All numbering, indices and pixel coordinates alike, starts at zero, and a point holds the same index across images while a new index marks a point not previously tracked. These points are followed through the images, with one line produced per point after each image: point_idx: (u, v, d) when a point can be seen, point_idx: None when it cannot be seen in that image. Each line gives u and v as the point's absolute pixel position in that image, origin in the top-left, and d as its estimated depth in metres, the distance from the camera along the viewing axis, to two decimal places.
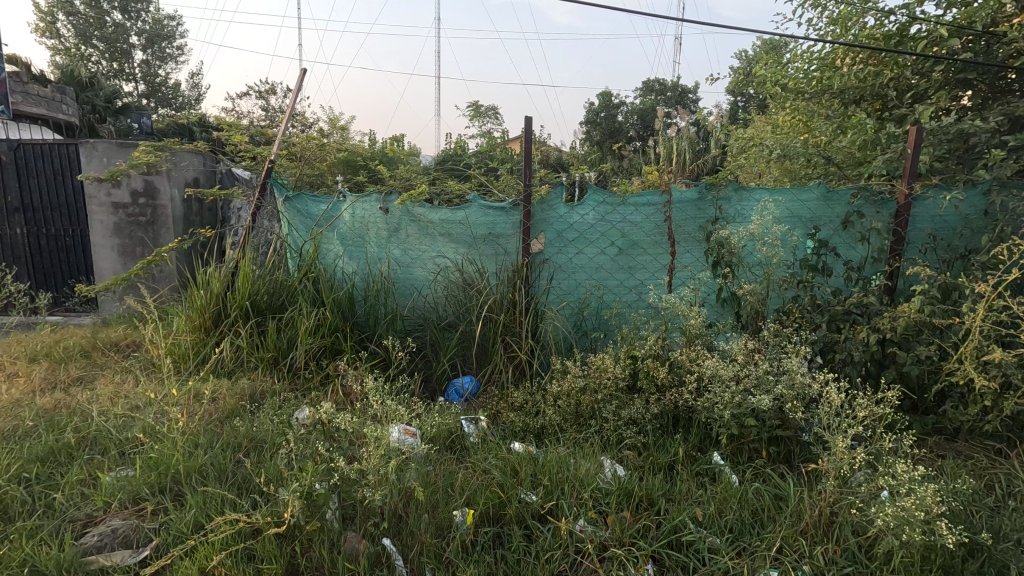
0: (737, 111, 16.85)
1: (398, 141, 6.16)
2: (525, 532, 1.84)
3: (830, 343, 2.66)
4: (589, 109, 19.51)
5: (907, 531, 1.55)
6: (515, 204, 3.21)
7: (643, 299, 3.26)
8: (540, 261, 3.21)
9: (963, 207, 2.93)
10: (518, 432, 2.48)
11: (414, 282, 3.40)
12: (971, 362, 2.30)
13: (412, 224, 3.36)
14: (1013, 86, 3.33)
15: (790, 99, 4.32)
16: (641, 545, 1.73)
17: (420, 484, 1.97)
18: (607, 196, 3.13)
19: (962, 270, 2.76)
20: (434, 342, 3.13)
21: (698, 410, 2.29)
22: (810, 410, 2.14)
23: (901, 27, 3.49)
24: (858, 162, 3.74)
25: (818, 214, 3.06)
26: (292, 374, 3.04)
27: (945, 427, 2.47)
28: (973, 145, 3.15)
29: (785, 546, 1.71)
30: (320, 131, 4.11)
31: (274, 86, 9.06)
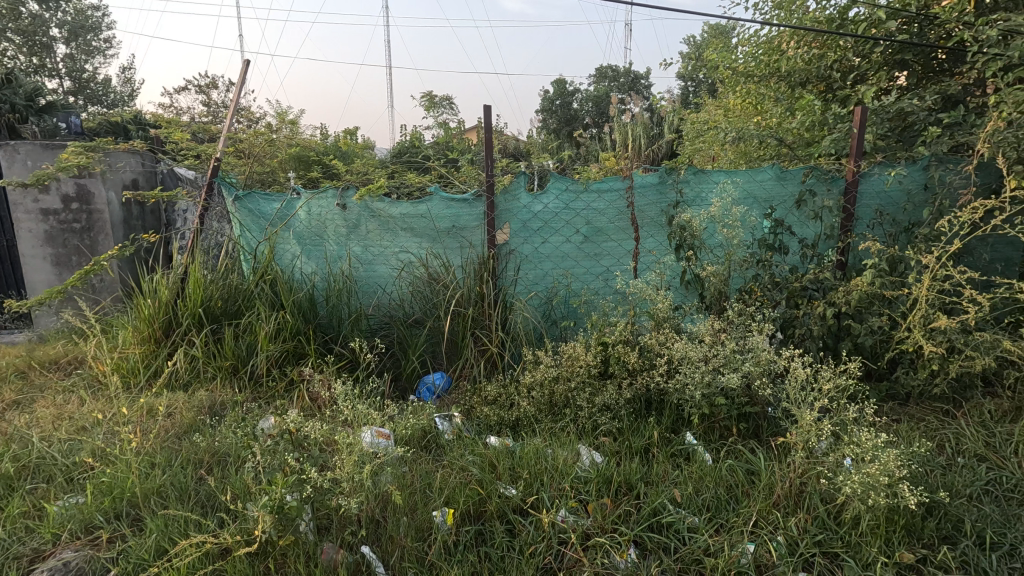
0: (688, 96, 17.24)
1: (352, 134, 5.97)
2: (507, 527, 1.82)
3: (789, 319, 2.76)
4: (545, 97, 19.51)
5: (873, 496, 1.62)
6: (478, 195, 3.15)
7: (610, 286, 3.28)
8: (506, 252, 3.18)
9: (906, 183, 3.07)
10: (493, 426, 2.45)
11: (378, 279, 3.30)
12: (920, 330, 2.43)
13: (373, 219, 3.25)
14: (944, 66, 3.49)
15: (741, 82, 4.45)
16: (623, 531, 1.74)
17: (398, 487, 1.92)
18: (570, 184, 3.12)
19: (907, 243, 2.90)
20: (402, 339, 3.06)
21: (669, 392, 2.33)
22: (776, 385, 2.21)
23: (841, 10, 3.60)
24: (807, 143, 3.87)
25: (773, 194, 3.14)
26: (253, 382, 2.91)
27: (898, 392, 2.60)
28: (911, 123, 3.32)
29: (760, 519, 1.76)
30: (268, 126, 3.92)
31: (215, 80, 8.59)
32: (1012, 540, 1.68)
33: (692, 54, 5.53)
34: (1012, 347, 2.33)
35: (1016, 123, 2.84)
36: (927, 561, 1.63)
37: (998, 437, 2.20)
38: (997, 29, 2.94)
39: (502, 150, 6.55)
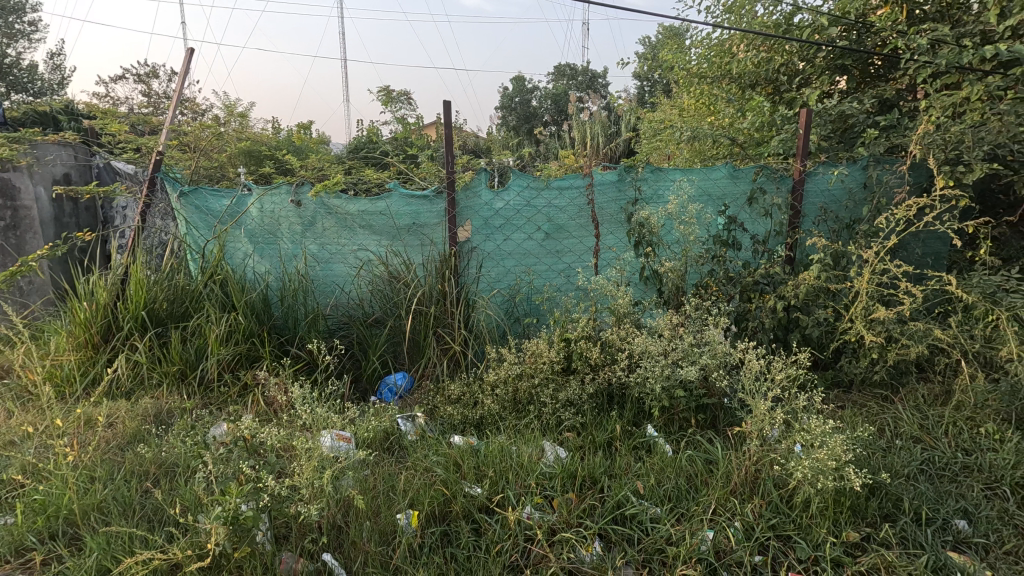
0: (644, 96, 17.63)
1: (306, 129, 5.77)
2: (473, 526, 1.81)
3: (743, 313, 2.86)
4: (504, 94, 19.50)
5: (822, 480, 1.70)
6: (438, 192, 3.11)
7: (572, 282, 3.31)
8: (467, 250, 3.16)
9: (847, 182, 3.24)
10: (457, 425, 2.43)
11: (335, 278, 3.21)
12: (861, 321, 2.57)
13: (329, 216, 3.16)
14: (880, 72, 3.70)
15: (695, 83, 4.59)
16: (587, 524, 1.76)
17: (360, 491, 1.87)
18: (531, 181, 3.12)
19: (849, 239, 3.06)
20: (362, 340, 2.99)
21: (631, 385, 2.37)
22: (731, 376, 2.29)
23: (787, 15, 3.76)
24: (757, 142, 4.02)
25: (726, 191, 3.25)
26: (203, 388, 2.77)
27: (842, 380, 2.75)
28: (852, 126, 3.52)
29: (718, 507, 1.82)
30: (214, 119, 3.73)
31: (155, 69, 8.12)
32: (944, 515, 1.81)
33: (648, 54, 5.64)
34: (942, 335, 2.50)
35: (943, 127, 3.04)
36: (871, 538, 1.72)
37: (931, 419, 2.36)
38: (926, 38, 3.12)
39: (462, 146, 6.48)
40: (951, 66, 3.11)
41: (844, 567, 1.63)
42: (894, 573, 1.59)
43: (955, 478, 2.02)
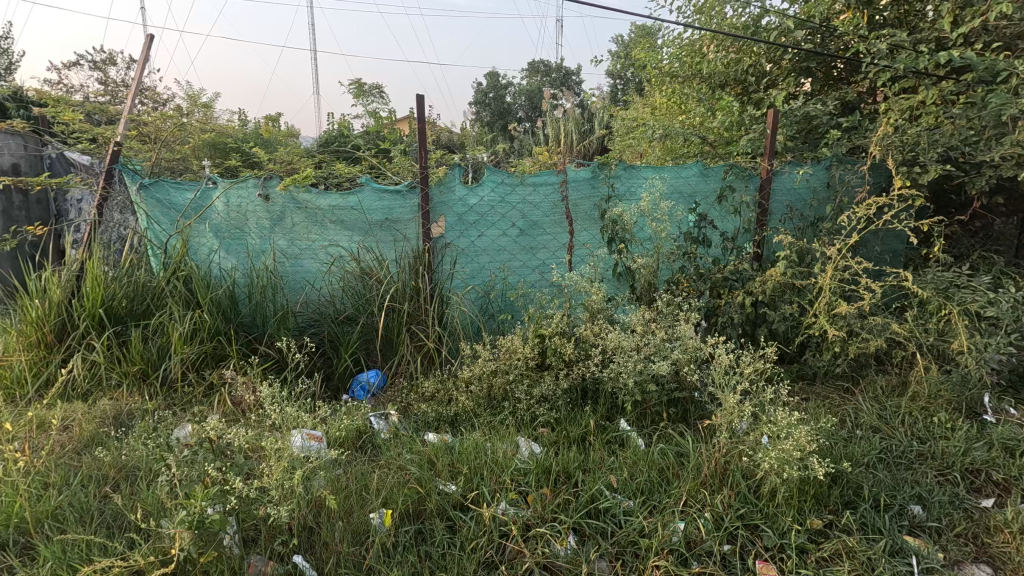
0: (617, 94, 17.81)
1: (274, 121, 5.62)
2: (448, 524, 1.80)
3: (712, 308, 2.93)
4: (478, 89, 19.41)
5: (787, 470, 1.76)
6: (412, 187, 3.07)
7: (546, 278, 3.32)
8: (441, 246, 3.13)
9: (812, 181, 3.34)
10: (431, 422, 2.41)
11: (305, 274, 3.14)
12: (825, 316, 2.66)
13: (299, 211, 3.08)
14: (842, 75, 3.83)
15: (667, 82, 4.65)
16: (562, 519, 1.77)
17: (332, 491, 1.84)
18: (505, 177, 3.11)
19: (813, 236, 3.16)
20: (333, 337, 2.93)
21: (604, 380, 2.40)
22: (702, 371, 2.34)
23: (755, 17, 3.85)
24: (726, 141, 4.12)
25: (697, 189, 3.31)
26: (166, 388, 2.67)
27: (807, 373, 2.84)
28: (816, 126, 3.64)
29: (689, 498, 1.85)
30: (176, 109, 3.59)
31: (112, 56, 7.75)
32: (901, 500, 1.89)
33: (621, 53, 5.68)
34: (899, 329, 2.61)
35: (901, 129, 3.16)
36: (833, 525, 1.79)
37: (889, 409, 2.46)
38: (886, 43, 3.23)
39: (436, 141, 6.41)
40: (909, 70, 3.23)
41: (807, 553, 1.68)
42: (854, 558, 1.66)
43: (911, 465, 2.12)
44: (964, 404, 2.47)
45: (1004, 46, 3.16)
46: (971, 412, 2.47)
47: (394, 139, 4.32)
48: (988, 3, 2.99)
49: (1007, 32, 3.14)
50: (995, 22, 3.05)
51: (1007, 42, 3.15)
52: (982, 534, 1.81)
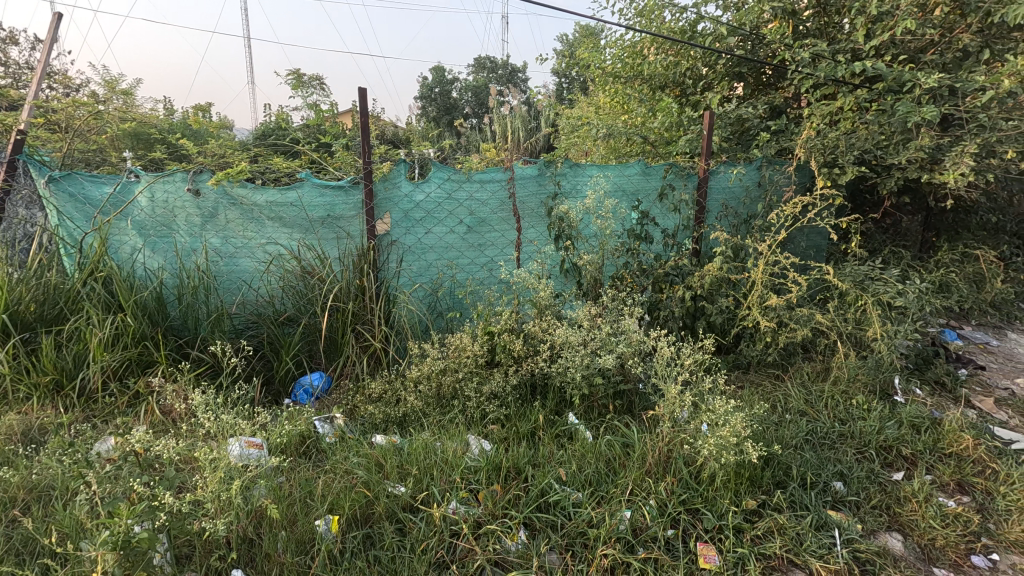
0: (562, 93, 18.11)
1: (205, 111, 5.30)
2: (397, 526, 1.77)
3: (655, 303, 3.04)
4: (423, 84, 19.12)
5: (724, 454, 1.85)
6: (355, 183, 2.98)
7: (494, 275, 3.32)
8: (387, 243, 3.07)
9: (745, 180, 3.52)
10: (379, 424, 2.37)
11: (242, 274, 2.98)
12: (757, 309, 2.83)
13: (233, 207, 2.92)
14: (770, 80, 4.06)
15: (610, 82, 4.76)
16: (512, 515, 1.78)
17: (273, 500, 1.77)
18: (452, 173, 3.08)
19: (746, 233, 3.34)
20: (273, 339, 2.80)
21: (553, 375, 2.44)
22: (645, 363, 2.42)
23: (692, 23, 4.00)
24: (666, 141, 4.28)
25: (639, 187, 3.40)
26: (85, 399, 2.47)
27: (741, 362, 3.01)
28: (747, 128, 3.88)
29: (635, 487, 1.91)
30: (91, 96, 3.31)
31: (11, 35, 7.03)
32: (825, 478, 2.04)
33: (565, 52, 5.76)
34: (823, 319, 2.81)
35: (822, 133, 3.40)
36: (766, 504, 1.90)
37: (814, 394, 2.65)
38: (808, 52, 3.45)
39: (380, 136, 6.26)
40: (828, 78, 3.47)
41: (743, 532, 1.78)
42: (785, 534, 1.77)
43: (834, 445, 2.29)
44: (878, 386, 2.69)
45: (909, 58, 3.44)
46: (884, 394, 2.70)
47: (336, 132, 4.18)
48: (895, 18, 3.25)
49: (911, 45, 3.43)
50: (902, 36, 3.32)
51: (912, 55, 3.45)
52: (894, 504, 1.98)
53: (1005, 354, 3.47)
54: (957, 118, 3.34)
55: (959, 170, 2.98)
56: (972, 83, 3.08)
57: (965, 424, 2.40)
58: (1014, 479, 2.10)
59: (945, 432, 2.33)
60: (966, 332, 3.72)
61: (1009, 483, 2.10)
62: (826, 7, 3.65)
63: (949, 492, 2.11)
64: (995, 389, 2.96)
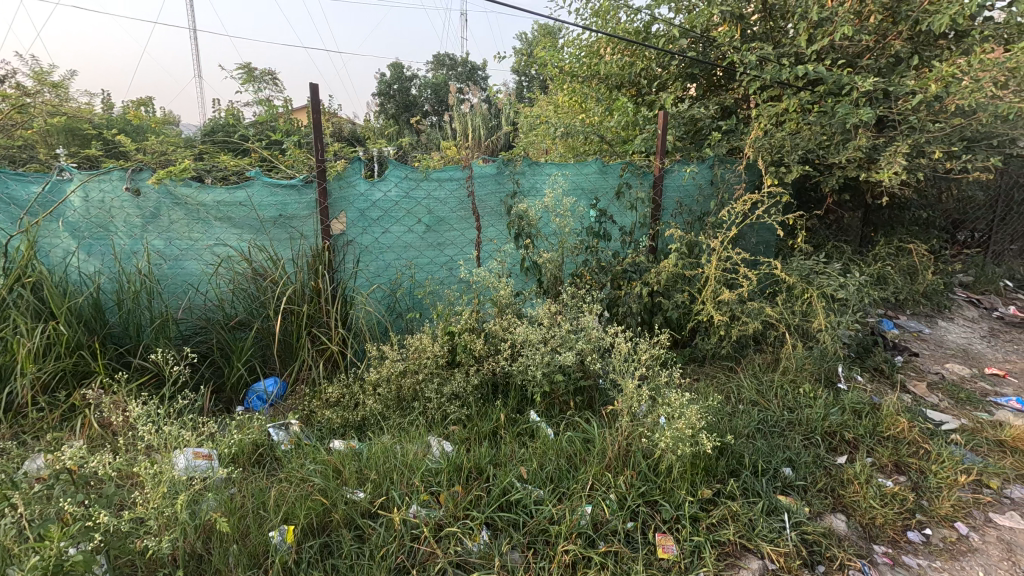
0: (522, 92, 18.18)
1: (146, 105, 5.03)
2: (356, 533, 1.73)
3: (613, 299, 3.08)
4: (381, 81, 18.75)
5: (681, 446, 1.90)
6: (308, 181, 2.89)
7: (454, 275, 3.29)
8: (342, 243, 2.99)
9: (698, 178, 3.62)
10: (337, 429, 2.31)
11: (188, 277, 2.84)
12: (711, 303, 2.92)
13: (177, 207, 2.78)
14: (721, 82, 4.19)
15: (568, 81, 4.79)
16: (474, 515, 1.77)
17: (223, 513, 1.69)
18: (409, 171, 3.04)
19: (700, 230, 3.44)
20: (223, 345, 2.69)
21: (513, 374, 2.44)
22: (604, 359, 2.46)
23: (646, 24, 4.08)
24: (623, 140, 4.35)
25: (597, 186, 3.44)
26: (12, 415, 2.29)
27: (697, 355, 3.09)
28: (700, 128, 4.00)
29: (596, 482, 1.93)
30: (16, 88, 3.08)
31: None
32: (775, 465, 2.12)
33: (523, 50, 5.77)
34: (772, 312, 2.92)
35: (770, 133, 3.54)
36: (720, 493, 1.96)
37: (765, 384, 2.76)
38: (755, 54, 3.58)
39: (336, 133, 6.10)
40: (774, 80, 3.60)
41: (699, 521, 1.83)
42: (738, 521, 1.83)
43: (783, 432, 2.38)
44: (823, 374, 2.83)
45: (848, 62, 3.62)
46: (829, 382, 2.83)
47: (288, 129, 4.04)
48: (834, 24, 3.42)
49: (849, 50, 3.61)
50: (840, 41, 3.50)
51: (850, 59, 3.62)
52: (838, 487, 2.09)
53: (936, 341, 3.72)
54: (891, 120, 3.53)
55: (892, 169, 3.16)
56: (904, 87, 3.27)
57: (901, 408, 2.55)
58: (944, 458, 2.25)
59: (884, 416, 2.47)
60: (902, 321, 3.96)
61: (940, 462, 2.25)
62: (772, 12, 3.80)
63: (887, 472, 2.24)
64: (928, 374, 3.17)
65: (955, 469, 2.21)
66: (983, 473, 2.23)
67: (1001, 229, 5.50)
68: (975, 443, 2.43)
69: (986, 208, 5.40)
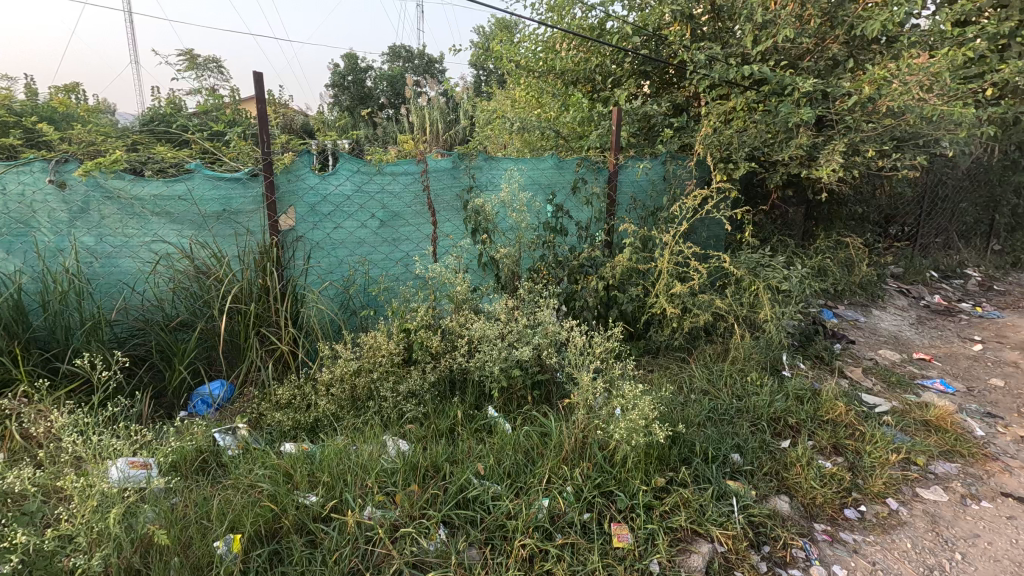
0: (480, 86, 18.07)
1: (75, 92, 4.69)
2: (308, 539, 1.67)
3: (570, 293, 3.12)
4: (334, 71, 18.19)
5: (635, 437, 1.94)
6: (254, 174, 2.77)
7: (410, 271, 3.23)
8: (292, 239, 2.88)
9: (651, 174, 3.69)
10: (288, 432, 2.23)
11: (122, 275, 2.67)
12: (664, 296, 3.00)
13: (109, 201, 2.60)
14: (673, 80, 4.29)
15: (524, 76, 4.80)
16: (430, 514, 1.75)
17: (162, 525, 1.60)
18: (361, 165, 2.95)
19: (653, 225, 3.51)
20: (163, 347, 2.55)
21: (470, 370, 2.42)
22: (561, 354, 2.48)
23: (600, 21, 4.13)
24: (579, 136, 4.39)
25: (553, 181, 3.46)
26: None
27: (651, 347, 3.17)
28: (653, 125, 4.09)
29: (553, 475, 1.95)
30: None
31: None
32: (725, 451, 2.20)
33: (480, 45, 5.74)
34: (721, 304, 3.03)
35: (718, 130, 3.65)
36: (673, 481, 2.02)
37: (715, 373, 2.85)
38: (704, 54, 3.68)
39: (287, 125, 5.88)
40: (722, 79, 3.72)
41: (653, 509, 1.88)
42: (690, 506, 1.89)
43: (732, 420, 2.47)
44: (769, 363, 2.96)
45: (790, 64, 3.77)
46: (774, 370, 2.96)
47: (233, 120, 3.86)
48: (777, 26, 3.55)
49: (791, 52, 3.77)
50: (783, 44, 3.64)
51: (792, 61, 3.77)
52: (782, 469, 2.19)
53: (871, 329, 3.95)
54: (830, 119, 3.71)
55: (831, 167, 3.33)
56: (841, 88, 3.44)
57: (839, 393, 2.70)
58: (877, 439, 2.39)
59: (823, 401, 2.61)
60: (840, 310, 4.19)
61: (874, 442, 2.39)
62: (720, 13, 3.92)
63: (827, 454, 2.36)
64: (863, 360, 3.37)
65: (887, 449, 2.35)
66: (911, 451, 2.39)
67: (928, 223, 5.89)
68: (905, 423, 2.60)
69: (915, 204, 5.77)
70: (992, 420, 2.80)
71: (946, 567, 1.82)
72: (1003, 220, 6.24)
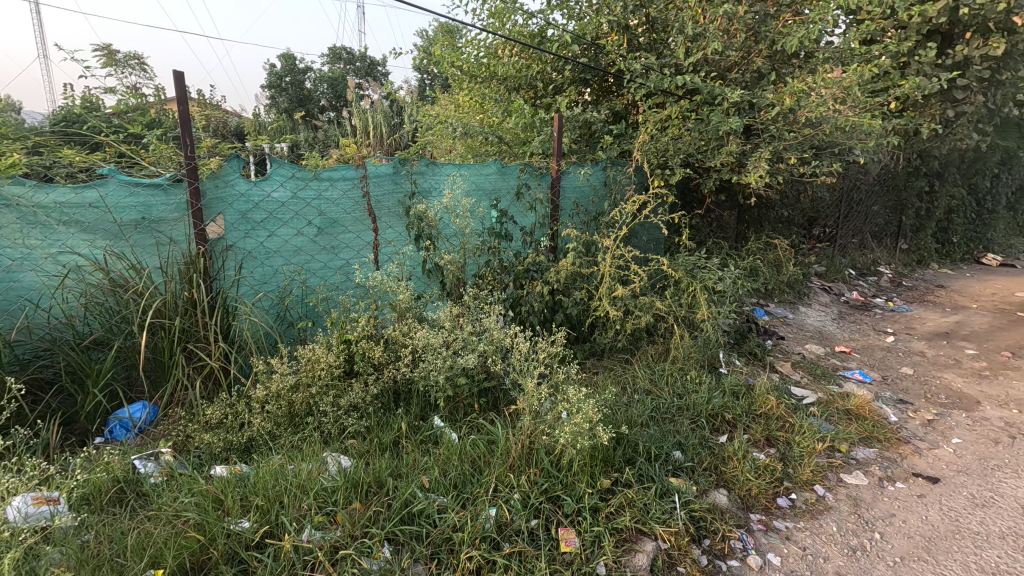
0: (424, 91, 17.93)
1: None
2: (239, 568, 1.57)
3: (516, 298, 3.12)
4: (270, 72, 17.46)
5: (580, 440, 1.95)
6: (176, 180, 2.60)
7: (351, 279, 3.12)
8: (220, 249, 2.72)
9: (593, 180, 3.77)
10: (219, 454, 2.09)
11: (24, 291, 2.40)
12: (607, 299, 3.06)
13: (5, 209, 2.33)
14: (611, 88, 4.42)
15: (466, 81, 4.79)
16: (373, 532, 1.68)
17: (70, 567, 1.45)
18: (295, 170, 2.83)
19: (595, 229, 3.59)
20: (74, 368, 2.33)
21: (415, 380, 2.36)
22: (507, 360, 2.47)
23: (540, 29, 4.19)
24: (522, 141, 4.42)
25: (497, 186, 3.45)
26: None
27: (595, 349, 3.23)
28: (593, 132, 4.19)
29: (499, 484, 1.93)
30: None
31: None
32: (667, 450, 2.26)
33: (422, 49, 5.69)
34: (661, 305, 3.12)
35: (655, 138, 3.78)
36: (618, 481, 2.05)
37: (657, 372, 2.94)
38: (640, 64, 3.80)
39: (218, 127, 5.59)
40: (657, 88, 3.85)
41: (599, 511, 1.90)
42: (634, 506, 1.93)
43: (673, 418, 2.55)
44: (707, 361, 3.08)
45: (720, 75, 3.96)
46: (711, 367, 3.08)
47: (156, 121, 3.62)
48: (707, 40, 3.71)
49: (720, 64, 3.95)
50: (712, 56, 3.81)
51: (721, 72, 3.96)
52: (721, 464, 2.27)
53: (798, 325, 4.21)
54: (756, 128, 3.92)
55: (757, 173, 3.53)
56: (764, 99, 3.65)
57: (771, 388, 2.85)
58: (806, 429, 2.54)
59: (757, 396, 2.74)
60: (771, 307, 4.43)
61: (802, 433, 2.54)
62: (654, 25, 4.06)
63: (761, 446, 2.48)
64: (792, 355, 3.58)
65: (814, 438, 2.51)
66: (835, 439, 2.56)
67: (846, 225, 6.36)
68: (829, 413, 2.78)
69: (834, 207, 6.22)
70: (904, 406, 3.04)
71: (867, 546, 1.95)
72: (910, 222, 6.83)
